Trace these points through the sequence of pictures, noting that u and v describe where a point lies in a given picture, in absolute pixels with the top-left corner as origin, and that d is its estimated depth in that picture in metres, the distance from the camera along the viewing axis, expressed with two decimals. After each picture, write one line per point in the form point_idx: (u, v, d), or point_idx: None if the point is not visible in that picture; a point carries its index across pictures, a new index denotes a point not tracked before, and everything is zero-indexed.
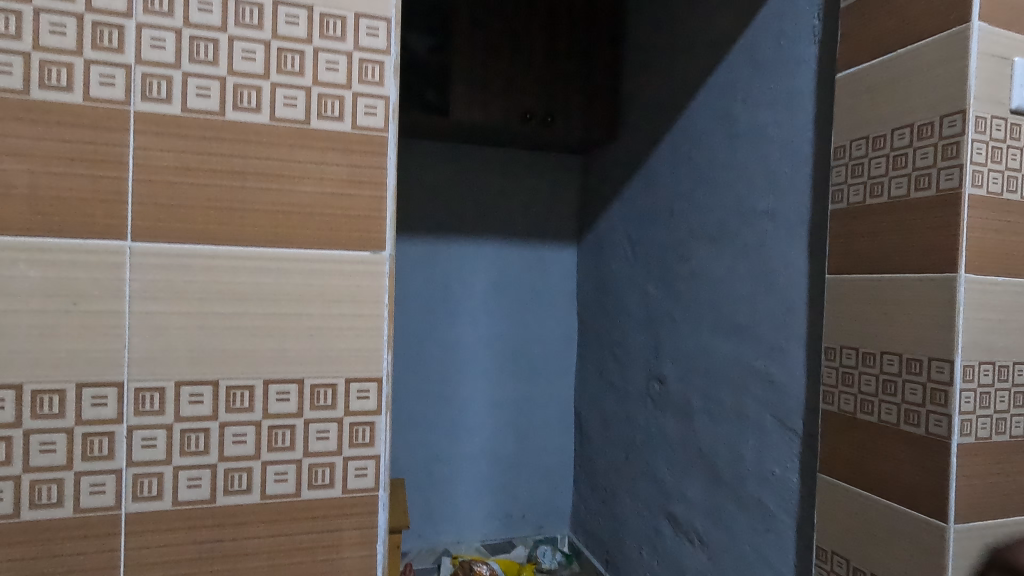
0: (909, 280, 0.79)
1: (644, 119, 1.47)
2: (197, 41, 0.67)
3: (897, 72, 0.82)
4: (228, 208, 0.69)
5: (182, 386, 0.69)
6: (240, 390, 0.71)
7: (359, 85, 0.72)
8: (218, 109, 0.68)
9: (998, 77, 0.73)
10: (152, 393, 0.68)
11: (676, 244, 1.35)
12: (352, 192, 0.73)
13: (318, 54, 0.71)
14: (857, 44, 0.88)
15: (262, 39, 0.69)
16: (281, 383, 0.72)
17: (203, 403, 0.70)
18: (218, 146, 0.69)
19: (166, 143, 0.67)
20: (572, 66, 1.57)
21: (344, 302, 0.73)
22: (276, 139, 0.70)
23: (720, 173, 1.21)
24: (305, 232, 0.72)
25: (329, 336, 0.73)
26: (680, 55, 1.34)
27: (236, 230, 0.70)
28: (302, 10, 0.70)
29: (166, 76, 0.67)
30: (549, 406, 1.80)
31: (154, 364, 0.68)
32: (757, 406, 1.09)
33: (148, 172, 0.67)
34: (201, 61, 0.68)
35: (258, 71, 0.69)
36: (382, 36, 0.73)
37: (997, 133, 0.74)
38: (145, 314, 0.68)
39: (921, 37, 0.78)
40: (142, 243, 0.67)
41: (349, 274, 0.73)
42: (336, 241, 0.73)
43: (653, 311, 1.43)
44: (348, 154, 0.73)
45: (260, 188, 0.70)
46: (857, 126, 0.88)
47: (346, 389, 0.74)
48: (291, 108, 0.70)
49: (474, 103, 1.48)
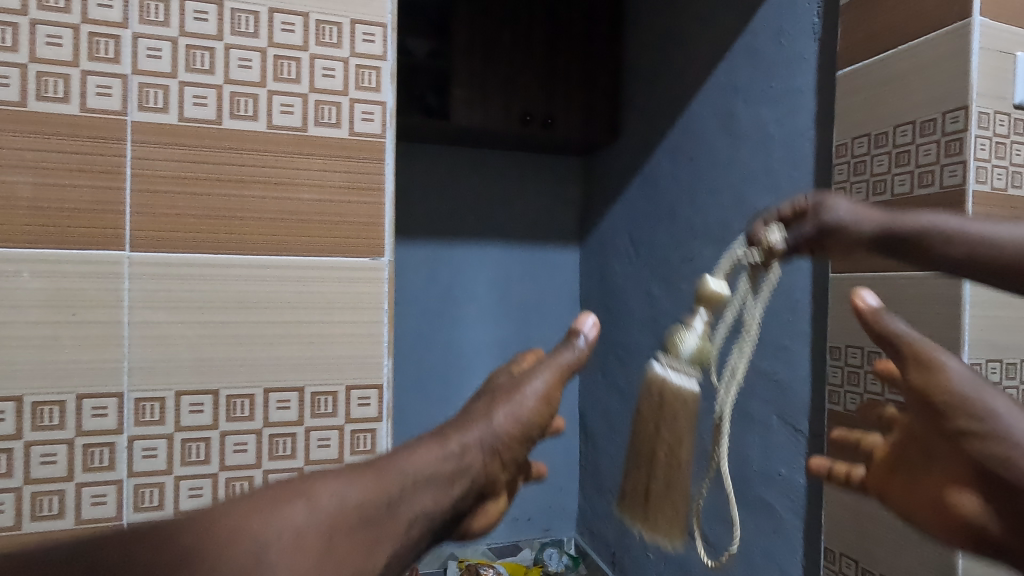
0: (913, 275, 0.83)
1: (643, 121, 1.51)
2: (193, 51, 0.73)
3: (898, 71, 0.86)
4: (236, 218, 0.76)
5: (182, 395, 0.75)
6: (241, 399, 0.77)
7: (356, 91, 0.79)
8: (215, 118, 0.74)
9: (1000, 74, 0.77)
10: (152, 403, 0.74)
11: (678, 246, 1.39)
12: (355, 199, 0.80)
13: (315, 60, 0.78)
14: (860, 42, 0.93)
15: (259, 47, 0.75)
16: (280, 392, 0.78)
17: (203, 412, 0.75)
18: (219, 153, 0.75)
19: (164, 151, 0.73)
20: (571, 67, 1.59)
21: (352, 309, 0.80)
22: (264, 143, 0.76)
23: (721, 172, 1.25)
24: (297, 239, 0.78)
25: (326, 343, 0.80)
26: (678, 56, 1.38)
27: (243, 238, 0.76)
28: (297, 17, 0.77)
29: (162, 86, 0.73)
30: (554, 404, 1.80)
31: (153, 374, 0.73)
32: (760, 405, 1.15)
33: (142, 181, 0.73)
34: (196, 70, 0.74)
35: (255, 79, 0.76)
36: (379, 41, 0.80)
37: (1000, 128, 0.78)
38: (144, 323, 0.73)
39: (920, 39, 0.83)
40: (141, 253, 0.73)
41: (349, 281, 0.80)
42: (337, 249, 0.79)
43: (657, 311, 1.46)
44: (344, 159, 0.79)
45: (260, 196, 0.76)
46: (860, 124, 0.92)
47: (346, 396, 0.80)
48: (289, 113, 0.77)
49: (476, 107, 1.50)
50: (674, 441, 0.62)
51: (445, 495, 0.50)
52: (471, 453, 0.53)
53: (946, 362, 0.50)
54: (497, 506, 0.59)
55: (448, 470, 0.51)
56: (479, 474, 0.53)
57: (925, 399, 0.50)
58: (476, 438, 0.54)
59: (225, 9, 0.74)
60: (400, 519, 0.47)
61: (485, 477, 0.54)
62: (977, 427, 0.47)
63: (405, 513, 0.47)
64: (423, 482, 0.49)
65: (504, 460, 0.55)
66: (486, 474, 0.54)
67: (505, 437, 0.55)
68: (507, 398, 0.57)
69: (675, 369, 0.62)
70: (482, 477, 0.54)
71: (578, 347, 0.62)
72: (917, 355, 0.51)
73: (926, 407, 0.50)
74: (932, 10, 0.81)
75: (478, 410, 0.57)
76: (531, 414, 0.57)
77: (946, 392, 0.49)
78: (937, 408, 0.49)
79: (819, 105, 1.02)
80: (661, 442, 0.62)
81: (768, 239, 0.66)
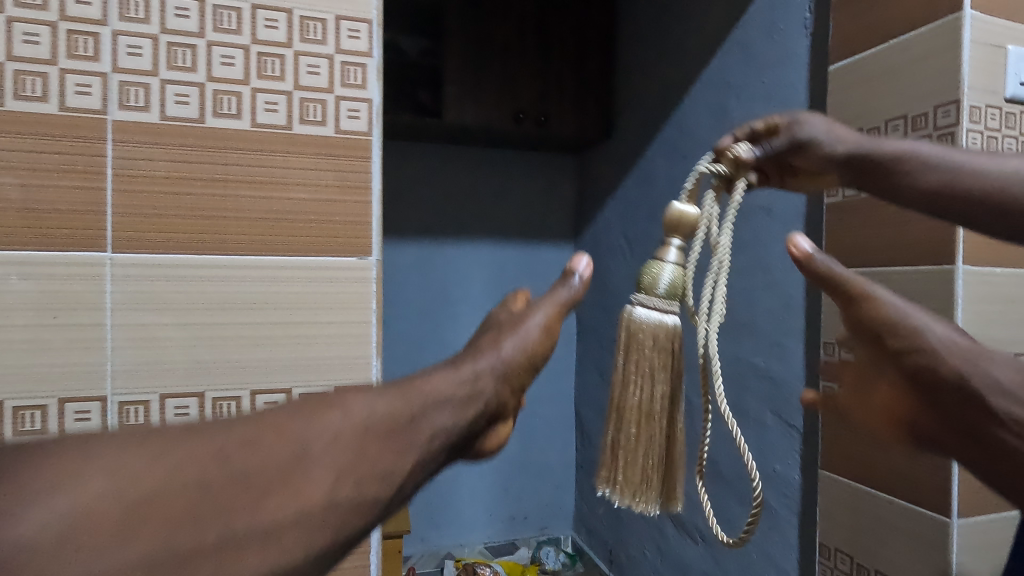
0: (909, 274, 0.65)
1: (649, 102, 1.20)
2: (75, 35, 0.51)
3: (895, 63, 0.67)
4: (163, 216, 0.54)
5: (67, 401, 0.53)
6: (135, 405, 0.54)
7: (342, 89, 0.58)
8: (149, 109, 0.53)
9: (990, 67, 0.61)
10: (32, 410, 0.52)
11: (621, 274, 1.32)
12: (338, 199, 0.59)
13: (299, 58, 0.57)
14: (892, 8, 0.68)
15: (241, 44, 0.55)
16: (181, 395, 0.56)
17: (92, 423, 0.53)
18: (202, 153, 0.55)
19: (152, 151, 0.54)
20: (558, 44, 1.30)
21: (330, 309, 0.59)
22: (255, 150, 0.56)
23: (659, 198, 1.17)
24: (287, 240, 0.57)
25: (267, 358, 0.58)
26: (689, 23, 1.07)
27: (170, 239, 0.54)
28: (281, 13, 0.56)
29: (42, 72, 0.51)
30: (552, 420, 1.49)
31: (143, 375, 0.54)
32: (755, 401, 0.87)
33: (128, 182, 0.53)
34: (81, 57, 0.51)
35: (191, 70, 0.54)
36: (366, 38, 0.58)
37: (992, 123, 0.62)
38: (131, 325, 0.54)
39: (927, 22, 0.64)
40: (125, 254, 0.53)
41: (337, 282, 0.59)
42: (322, 247, 0.58)
43: (600, 339, 1.39)
44: (330, 160, 0.58)
45: (199, 193, 0.55)
46: (862, 116, 0.72)
47: (250, 403, 0.57)
48: (231, 115, 0.55)
49: (468, 105, 1.22)
50: (655, 389, 0.48)
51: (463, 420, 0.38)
52: (486, 380, 0.41)
53: (870, 290, 0.40)
54: (507, 430, 0.46)
55: (465, 394, 0.39)
56: (495, 400, 0.42)
57: (860, 326, 0.40)
58: (487, 364, 0.42)
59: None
60: (423, 437, 0.35)
61: (496, 407, 0.42)
62: (904, 344, 0.36)
63: (426, 430, 0.36)
64: (439, 403, 0.37)
65: (515, 389, 0.44)
66: (500, 402, 0.42)
67: (516, 363, 0.43)
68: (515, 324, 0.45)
69: (643, 303, 0.48)
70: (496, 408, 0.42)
71: (575, 284, 0.49)
72: (844, 288, 0.41)
73: (859, 326, 0.40)
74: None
75: (483, 342, 0.45)
76: (536, 350, 0.45)
77: (875, 316, 0.39)
78: (868, 324, 0.39)
79: (816, 102, 0.80)
80: (636, 391, 0.48)
81: (732, 152, 0.52)
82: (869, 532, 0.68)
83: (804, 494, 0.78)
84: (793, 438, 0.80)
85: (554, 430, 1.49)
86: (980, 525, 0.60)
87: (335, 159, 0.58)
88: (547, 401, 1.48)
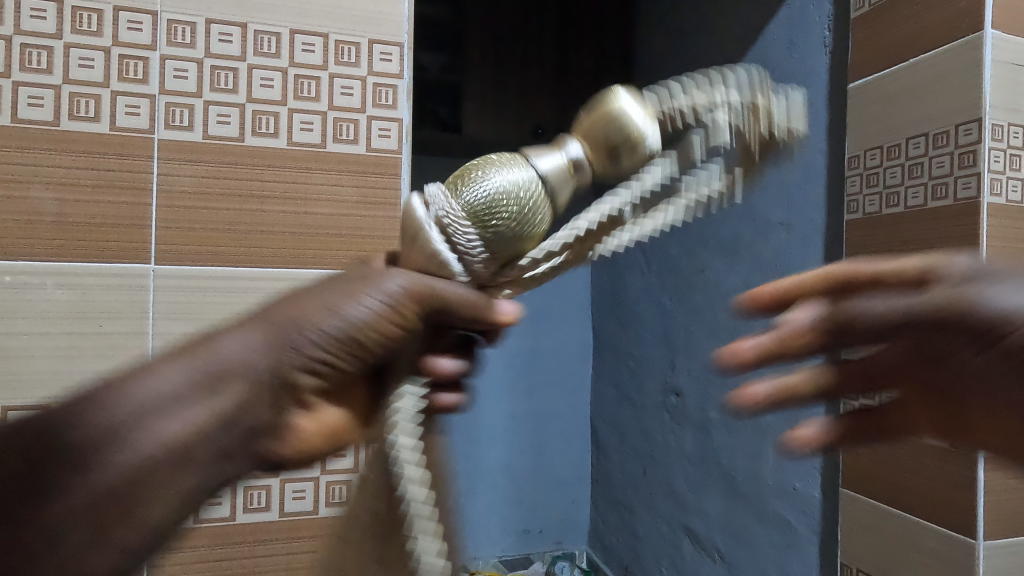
0: None
1: None
2: (126, 60, 0.54)
3: (912, 82, 0.66)
4: (202, 230, 0.56)
5: None
6: None
7: (373, 109, 0.60)
8: (190, 128, 0.56)
9: (1015, 85, 0.60)
10: None
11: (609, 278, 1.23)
12: (364, 214, 0.60)
13: (334, 80, 0.59)
14: (907, 27, 0.67)
15: (279, 66, 0.58)
16: None
17: None
18: (239, 169, 0.57)
19: (188, 167, 0.56)
20: (580, 55, 1.28)
21: None
22: (291, 167, 0.58)
23: None
24: (315, 252, 0.59)
25: None
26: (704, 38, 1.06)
27: (207, 251, 0.57)
28: (317, 37, 0.58)
29: (94, 94, 0.53)
30: (567, 435, 1.31)
31: None
32: (772, 416, 0.81)
33: (171, 198, 0.56)
34: (130, 81, 0.54)
35: (232, 92, 0.57)
36: (396, 61, 0.61)
37: (1015, 141, 0.60)
38: (168, 336, 0.56)
39: (949, 40, 0.62)
40: (167, 267, 0.56)
41: None
42: (351, 260, 0.60)
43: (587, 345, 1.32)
44: (360, 178, 0.60)
45: (238, 207, 0.57)
46: (874, 133, 0.70)
47: None
48: (269, 134, 0.58)
49: (488, 121, 1.22)
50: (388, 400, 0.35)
51: (192, 410, 0.33)
52: (241, 368, 0.34)
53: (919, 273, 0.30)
54: (330, 417, 0.40)
55: (210, 380, 0.34)
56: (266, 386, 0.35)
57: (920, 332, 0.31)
58: (239, 348, 0.35)
59: (204, 24, 0.56)
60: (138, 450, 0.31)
61: (271, 389, 0.35)
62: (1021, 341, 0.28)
63: (136, 446, 0.31)
64: (169, 405, 0.33)
65: (312, 371, 0.35)
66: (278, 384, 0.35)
67: (316, 348, 0.35)
68: (339, 297, 0.35)
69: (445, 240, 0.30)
70: (265, 391, 0.35)
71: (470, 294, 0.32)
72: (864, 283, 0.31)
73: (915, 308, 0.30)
74: (945, 16, 0.63)
75: (275, 310, 0.36)
76: (339, 340, 0.34)
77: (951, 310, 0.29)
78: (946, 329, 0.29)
79: (835, 118, 0.75)
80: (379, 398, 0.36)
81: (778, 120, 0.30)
82: (891, 551, 0.67)
83: (827, 514, 0.75)
84: (814, 455, 0.76)
85: (569, 444, 1.32)
86: (1007, 548, 0.59)
87: (364, 177, 0.60)
88: (562, 418, 1.31)
